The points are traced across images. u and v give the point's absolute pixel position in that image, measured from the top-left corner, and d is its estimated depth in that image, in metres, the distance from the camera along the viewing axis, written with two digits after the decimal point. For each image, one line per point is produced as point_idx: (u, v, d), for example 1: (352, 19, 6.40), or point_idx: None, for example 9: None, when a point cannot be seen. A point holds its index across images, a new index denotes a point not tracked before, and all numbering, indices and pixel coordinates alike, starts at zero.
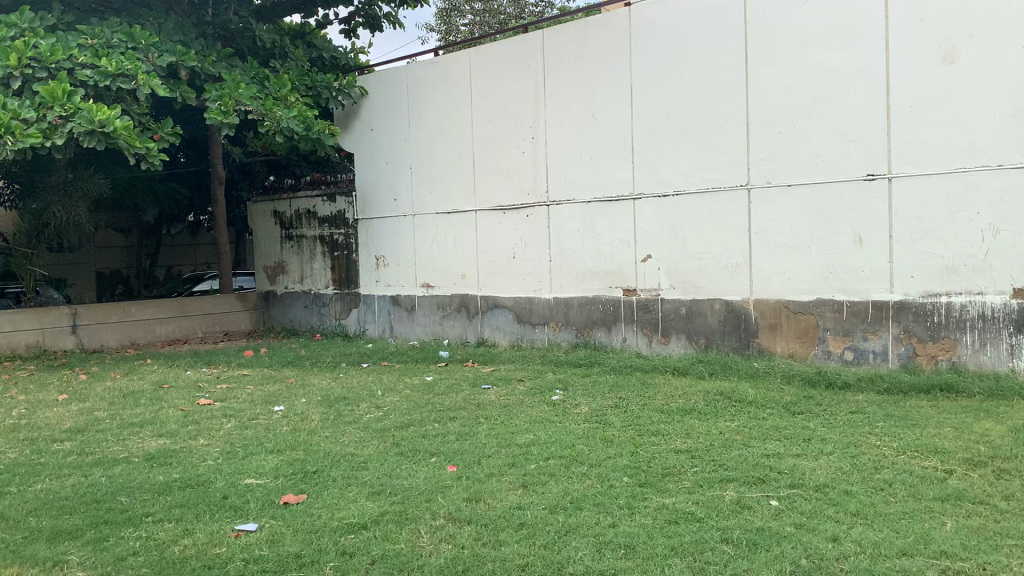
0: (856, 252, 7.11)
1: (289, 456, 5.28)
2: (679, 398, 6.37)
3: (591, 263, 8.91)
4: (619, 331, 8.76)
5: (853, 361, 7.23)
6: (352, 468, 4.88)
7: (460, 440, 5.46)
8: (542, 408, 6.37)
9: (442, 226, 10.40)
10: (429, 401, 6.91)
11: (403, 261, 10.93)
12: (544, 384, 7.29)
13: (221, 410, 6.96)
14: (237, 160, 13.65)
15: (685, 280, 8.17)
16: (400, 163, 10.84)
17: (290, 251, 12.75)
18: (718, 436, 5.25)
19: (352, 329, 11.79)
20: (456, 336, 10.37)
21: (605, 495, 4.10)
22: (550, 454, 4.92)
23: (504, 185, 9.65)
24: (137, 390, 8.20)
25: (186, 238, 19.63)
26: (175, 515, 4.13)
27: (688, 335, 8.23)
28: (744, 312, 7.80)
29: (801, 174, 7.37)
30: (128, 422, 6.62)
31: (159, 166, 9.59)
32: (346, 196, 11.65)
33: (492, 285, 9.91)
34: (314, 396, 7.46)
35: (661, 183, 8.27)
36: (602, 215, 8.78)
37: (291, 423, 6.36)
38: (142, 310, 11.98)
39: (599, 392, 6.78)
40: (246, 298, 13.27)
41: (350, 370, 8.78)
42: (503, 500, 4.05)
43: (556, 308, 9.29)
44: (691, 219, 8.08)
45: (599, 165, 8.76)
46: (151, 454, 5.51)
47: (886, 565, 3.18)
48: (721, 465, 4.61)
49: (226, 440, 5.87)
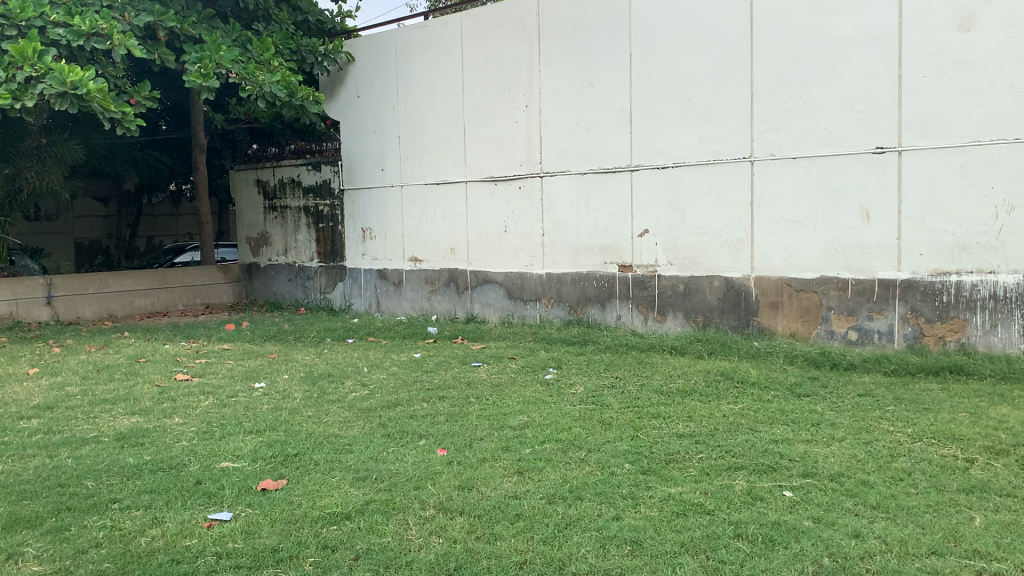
0: (862, 229, 6.84)
1: (269, 437, 4.99)
2: (678, 379, 6.11)
3: (586, 237, 8.61)
4: (613, 308, 8.49)
5: (857, 341, 6.99)
6: (335, 452, 4.59)
7: (450, 421, 5.18)
8: (535, 387, 6.11)
9: (431, 198, 10.06)
10: (417, 379, 6.63)
11: (390, 234, 10.60)
12: (536, 363, 7.01)
13: (199, 386, 6.66)
14: (219, 127, 13.24)
15: (683, 256, 7.90)
16: (388, 133, 10.47)
17: (274, 222, 12.39)
18: (722, 419, 4.99)
19: (337, 304, 11.46)
20: (445, 311, 10.08)
21: (607, 483, 3.83)
22: (547, 438, 4.65)
23: (496, 155, 9.31)
24: (113, 364, 7.87)
25: (167, 208, 19.18)
26: (143, 502, 3.83)
27: (685, 313, 7.97)
28: (744, 290, 7.54)
29: (806, 146, 7.07)
30: (101, 399, 6.31)
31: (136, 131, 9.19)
32: (332, 165, 11.28)
33: (483, 260, 9.60)
34: (298, 372, 7.16)
35: (660, 155, 7.96)
36: (597, 187, 8.46)
37: (272, 401, 6.06)
38: (120, 282, 11.62)
39: (595, 371, 6.52)
40: (228, 270, 12.91)
41: (335, 346, 8.48)
42: (497, 488, 3.78)
43: (548, 284, 9.00)
44: (690, 193, 7.78)
45: (595, 136, 8.44)
46: (122, 433, 5.21)
47: (916, 566, 2.93)
48: (728, 451, 4.34)
49: (203, 419, 5.57)
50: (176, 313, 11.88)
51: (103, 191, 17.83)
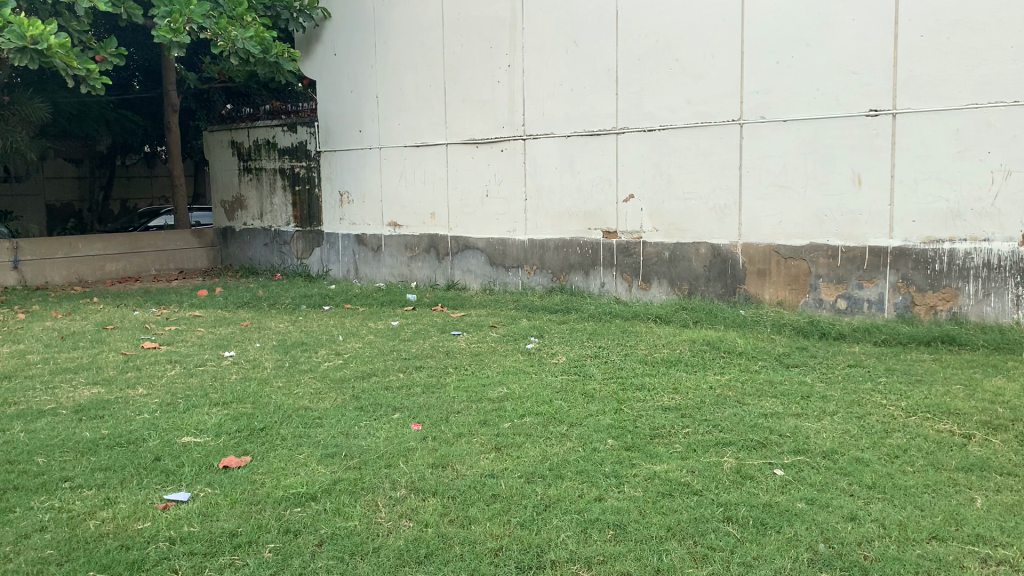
0: (853, 194, 6.64)
1: (235, 409, 4.75)
2: (664, 348, 5.91)
3: (569, 202, 8.37)
4: (596, 275, 8.28)
5: (846, 310, 6.82)
6: (304, 426, 4.36)
7: (427, 393, 4.96)
8: (516, 357, 5.90)
9: (410, 161, 9.75)
10: (394, 347, 6.41)
11: (368, 197, 10.31)
12: (517, 332, 6.79)
13: (166, 355, 6.41)
14: (192, 86, 12.82)
15: (670, 222, 7.67)
16: (366, 93, 10.14)
17: (249, 184, 12.05)
18: (709, 391, 4.80)
19: (314, 269, 11.18)
20: (424, 278, 9.84)
21: (589, 461, 3.63)
22: (526, 411, 4.44)
23: (477, 117, 9.02)
24: (78, 332, 7.58)
25: (142, 170, 18.73)
26: (96, 481, 3.60)
27: (670, 281, 7.77)
28: (731, 257, 7.34)
29: (798, 109, 6.83)
30: (62, 367, 6.05)
31: (102, 89, 8.82)
32: (308, 126, 10.94)
33: (464, 225, 9.34)
34: (270, 341, 6.91)
35: (647, 116, 7.70)
36: (581, 150, 8.20)
37: (241, 371, 5.82)
38: (90, 246, 11.28)
39: (577, 340, 6.31)
40: (202, 235, 12.57)
41: (310, 313, 8.23)
42: (473, 466, 3.57)
43: (530, 251, 8.76)
44: (678, 157, 7.54)
45: (580, 97, 8.15)
46: (81, 405, 4.95)
47: (916, 552, 2.76)
48: (715, 426, 4.15)
49: (168, 389, 5.33)
50: (148, 278, 11.56)
51: (75, 151, 17.36)
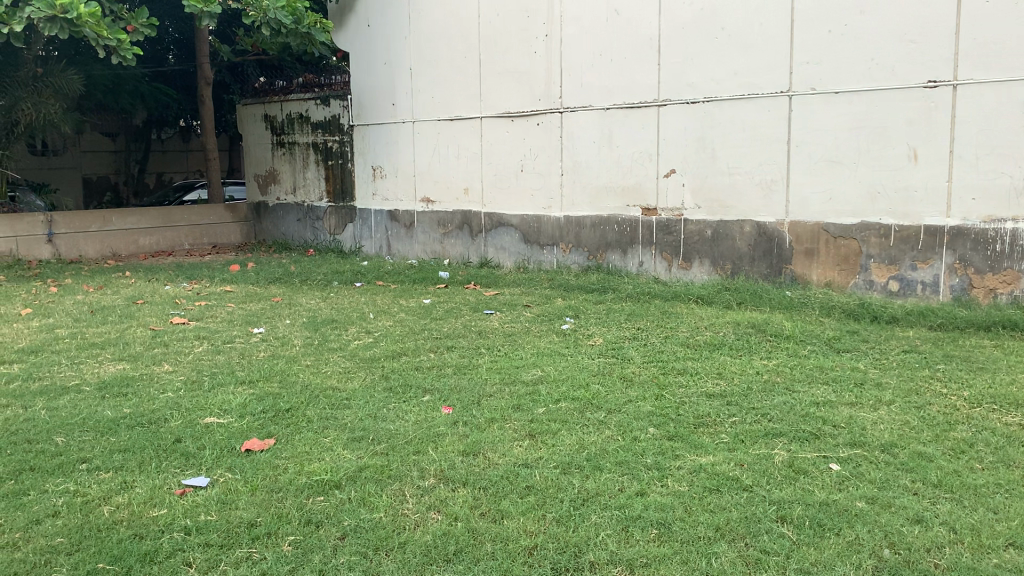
0: (909, 170, 6.29)
1: (260, 389, 4.59)
2: (707, 331, 5.65)
3: (607, 178, 8.09)
4: (635, 254, 8.02)
5: (899, 292, 6.50)
6: (331, 407, 4.18)
7: (459, 375, 4.77)
8: (551, 338, 5.68)
9: (444, 134, 9.53)
10: (426, 326, 6.23)
11: (402, 172, 10.11)
12: (553, 312, 6.57)
13: (194, 331, 6.29)
14: (226, 58, 12.69)
15: (712, 198, 7.38)
16: (400, 65, 9.91)
17: (282, 159, 11.92)
18: (755, 377, 4.54)
19: (347, 245, 11.04)
20: (458, 255, 9.64)
21: (628, 451, 3.41)
22: (562, 395, 4.23)
23: (513, 89, 8.76)
24: (108, 306, 7.50)
25: (177, 144, 18.72)
26: (114, 463, 3.46)
27: (712, 260, 7.49)
28: (777, 236, 7.04)
29: (851, 79, 6.49)
30: (90, 343, 5.95)
31: (132, 60, 8.70)
32: (342, 99, 10.75)
33: (498, 201, 9.11)
34: (300, 318, 6.75)
35: (690, 88, 7.39)
36: (621, 123, 7.91)
37: (269, 348, 5.67)
38: (124, 220, 11.24)
39: (615, 321, 6.06)
40: (235, 209, 12.48)
41: (341, 290, 8.07)
42: (506, 454, 3.37)
43: (566, 229, 8.52)
44: (722, 131, 7.24)
45: (620, 68, 7.86)
46: (105, 382, 4.83)
47: (993, 562, 2.50)
48: (764, 415, 3.91)
49: (195, 367, 5.20)
50: (181, 253, 11.50)
51: (111, 124, 17.38)
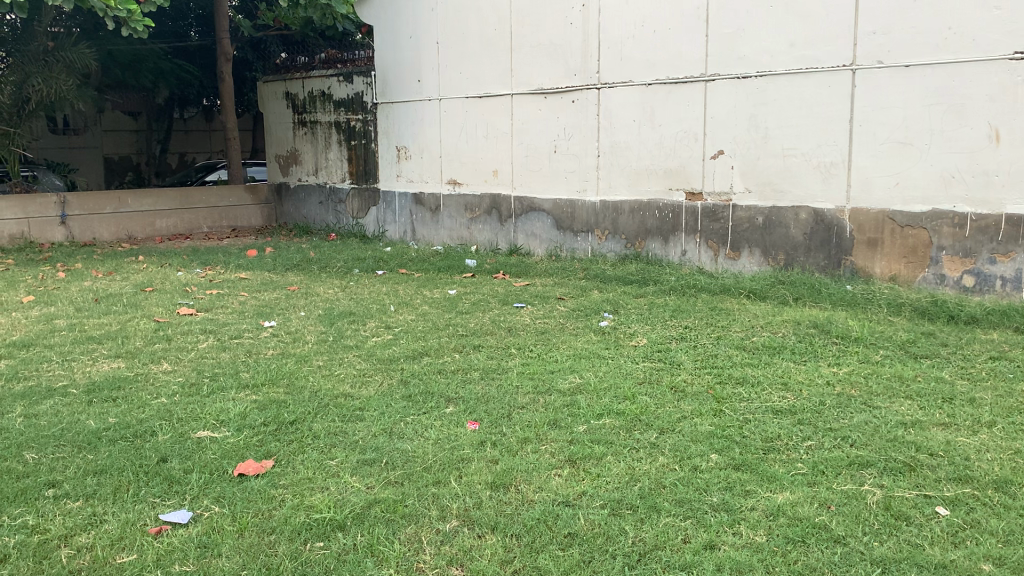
0: (989, 153, 5.63)
1: (264, 396, 4.08)
2: (763, 332, 5.05)
3: (648, 159, 7.49)
4: (677, 242, 7.44)
5: (974, 288, 5.87)
6: (341, 420, 3.67)
7: (486, 381, 4.23)
8: (588, 337, 5.11)
9: (471, 113, 8.96)
10: (450, 321, 5.69)
11: (427, 152, 9.57)
12: (589, 306, 6.00)
13: (201, 324, 5.79)
14: (246, 33, 12.21)
15: (764, 182, 6.77)
16: (426, 39, 9.35)
17: (304, 139, 11.44)
18: (826, 390, 3.96)
19: (370, 230, 10.55)
20: (486, 241, 9.12)
21: (688, 487, 2.87)
22: (606, 409, 3.68)
23: (547, 63, 8.17)
24: (114, 294, 7.05)
25: (199, 123, 18.33)
26: (85, 490, 2.97)
27: (763, 250, 6.90)
28: (837, 225, 6.43)
29: (925, 51, 5.82)
30: (87, 336, 5.48)
31: (143, 32, 8.25)
32: (365, 76, 10.22)
33: (529, 184, 8.55)
34: (316, 310, 6.24)
35: (741, 62, 6.76)
36: (664, 100, 7.29)
37: (278, 346, 5.15)
38: (140, 202, 10.82)
39: (659, 318, 5.48)
40: (256, 191, 12.02)
41: (362, 279, 7.56)
42: (543, 489, 2.83)
43: (603, 214, 7.94)
44: (777, 108, 6.61)
45: (664, 40, 7.23)
46: (94, 384, 4.35)
47: None
48: (845, 438, 3.33)
49: (196, 367, 4.70)
50: (199, 236, 11.05)
51: (132, 103, 17.01)
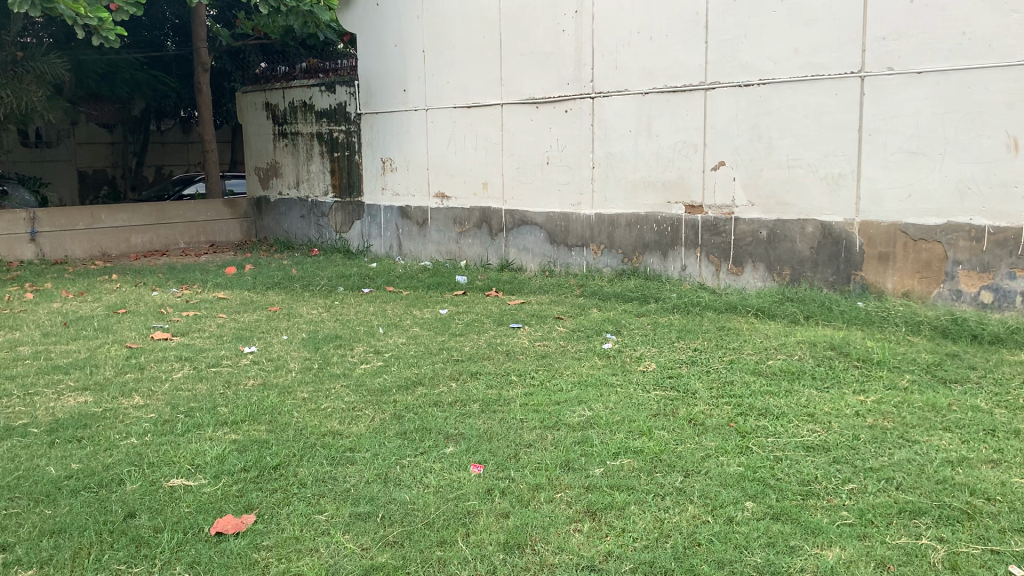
0: (1007, 163, 5.36)
1: (245, 435, 3.72)
2: (778, 356, 4.75)
3: (645, 171, 7.19)
4: (677, 257, 7.15)
5: (993, 305, 5.60)
6: (329, 464, 3.32)
7: (487, 415, 3.88)
8: (593, 362, 4.78)
9: (459, 124, 8.65)
10: (444, 345, 5.34)
11: (413, 165, 9.24)
12: (590, 326, 5.68)
13: (176, 350, 5.41)
14: (224, 42, 11.86)
15: (768, 194, 6.49)
16: (411, 47, 9.03)
17: (285, 151, 11.07)
18: (858, 422, 3.65)
19: (354, 245, 10.19)
20: (476, 256, 8.79)
21: (726, 544, 2.56)
22: (621, 447, 3.36)
23: (538, 72, 7.87)
24: (85, 317, 6.65)
25: (177, 135, 17.91)
26: (39, 555, 2.61)
27: (768, 265, 6.62)
28: (846, 238, 6.15)
29: (938, 57, 5.55)
30: (53, 365, 5.08)
31: (115, 40, 7.87)
32: (348, 86, 9.89)
33: (520, 197, 8.23)
34: (299, 333, 5.87)
35: (743, 70, 6.49)
36: (661, 109, 7.01)
37: (259, 375, 4.78)
38: (114, 217, 10.42)
39: (665, 340, 5.16)
40: (235, 205, 11.63)
41: (348, 298, 7.21)
42: (564, 552, 2.51)
43: (598, 228, 7.64)
44: (781, 118, 6.33)
45: (661, 47, 6.95)
46: (58, 422, 3.96)
47: None
48: (890, 480, 3.02)
49: (170, 400, 4.33)
50: (176, 252, 10.65)
51: (107, 115, 16.58)
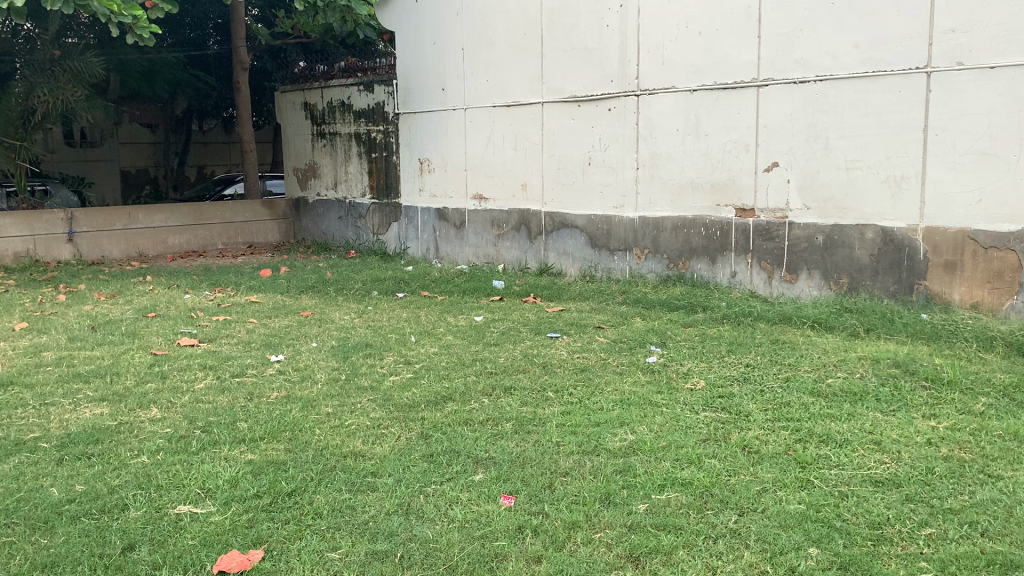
0: None
1: (262, 454, 3.48)
2: (837, 374, 4.39)
3: (692, 172, 6.85)
4: (726, 263, 6.79)
5: None
6: (348, 492, 3.06)
7: (520, 437, 3.59)
8: (636, 378, 4.45)
9: (499, 123, 8.38)
10: (478, 356, 5.06)
11: (451, 165, 9.00)
12: (633, 337, 5.36)
13: (202, 358, 5.21)
14: (264, 40, 11.74)
15: (825, 198, 6.11)
16: (450, 45, 8.79)
17: (323, 151, 10.91)
18: (932, 452, 3.29)
19: (391, 247, 9.98)
20: (515, 260, 8.51)
21: None
22: (667, 479, 3.06)
23: (580, 69, 7.56)
24: (114, 321, 6.51)
25: (219, 135, 17.93)
26: None
27: (824, 272, 6.23)
28: (909, 244, 5.75)
29: (1013, 51, 5.13)
30: (73, 373, 4.90)
31: (149, 38, 7.74)
32: (386, 85, 9.67)
33: (561, 199, 7.93)
34: (329, 341, 5.64)
35: (798, 65, 6.12)
36: (710, 108, 6.65)
37: (283, 387, 4.54)
38: (151, 217, 10.32)
39: (714, 354, 4.83)
40: (273, 205, 11.50)
41: (381, 303, 6.98)
42: None
43: (642, 231, 7.31)
44: (839, 116, 5.95)
45: (711, 43, 6.60)
46: (69, 437, 3.76)
47: None
48: (975, 525, 2.67)
49: (189, 413, 4.11)
50: (213, 253, 10.53)
51: (150, 115, 16.65)
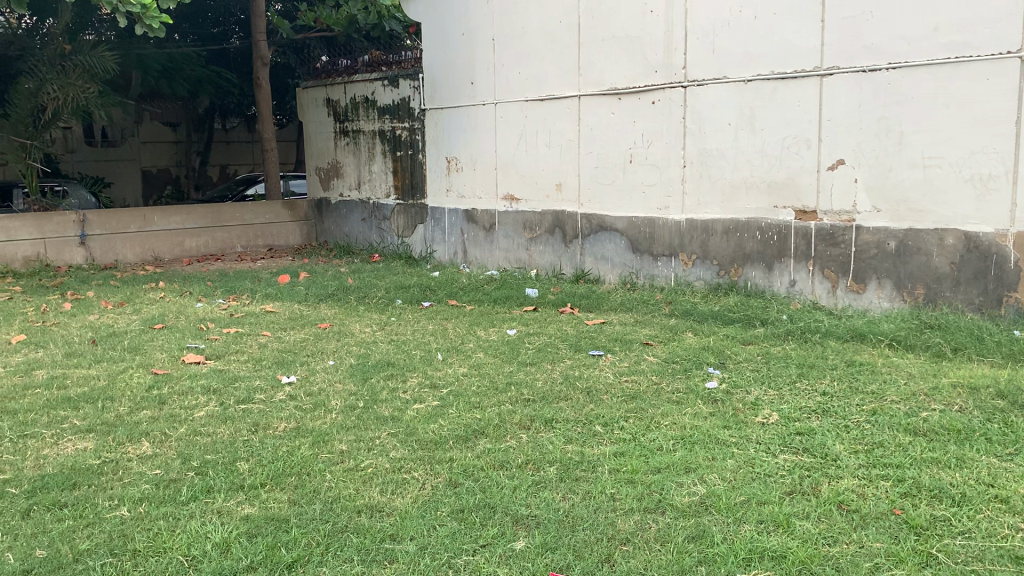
0: None
1: (263, 507, 2.94)
2: (932, 406, 3.77)
3: (746, 171, 6.23)
4: (783, 271, 6.18)
5: None
6: (361, 563, 2.51)
7: (567, 487, 3.01)
8: (696, 410, 3.85)
9: (531, 119, 7.80)
10: (513, 379, 4.48)
11: (480, 164, 8.44)
12: (687, 357, 4.76)
13: (205, 379, 4.68)
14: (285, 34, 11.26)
15: (898, 199, 5.47)
16: (480, 36, 8.23)
17: (345, 149, 10.41)
18: None
19: (417, 250, 9.45)
20: (549, 266, 7.94)
21: None
22: (754, 551, 2.48)
23: (621, 59, 6.97)
24: (117, 333, 6.01)
25: (241, 134, 17.53)
26: None
27: (896, 282, 5.60)
28: (997, 251, 5.10)
29: None
30: (62, 397, 4.39)
31: (158, 28, 7.26)
32: (412, 79, 9.14)
33: (599, 200, 7.35)
34: (347, 359, 5.09)
35: (868, 52, 5.48)
36: (767, 100, 6.04)
37: (293, 416, 4.00)
38: (167, 219, 9.86)
39: (783, 380, 4.22)
40: (295, 207, 11.01)
41: (406, 313, 6.44)
42: None
43: (689, 235, 6.71)
44: (916, 108, 5.30)
45: (769, 28, 5.98)
46: (42, 481, 3.24)
47: None
48: None
49: (184, 449, 3.58)
50: (232, 257, 10.06)
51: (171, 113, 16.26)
